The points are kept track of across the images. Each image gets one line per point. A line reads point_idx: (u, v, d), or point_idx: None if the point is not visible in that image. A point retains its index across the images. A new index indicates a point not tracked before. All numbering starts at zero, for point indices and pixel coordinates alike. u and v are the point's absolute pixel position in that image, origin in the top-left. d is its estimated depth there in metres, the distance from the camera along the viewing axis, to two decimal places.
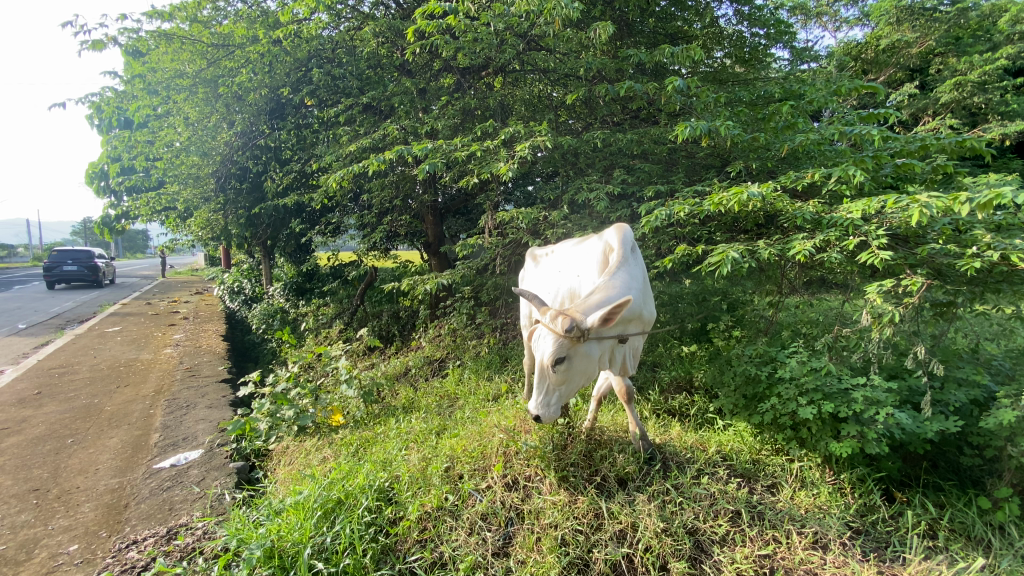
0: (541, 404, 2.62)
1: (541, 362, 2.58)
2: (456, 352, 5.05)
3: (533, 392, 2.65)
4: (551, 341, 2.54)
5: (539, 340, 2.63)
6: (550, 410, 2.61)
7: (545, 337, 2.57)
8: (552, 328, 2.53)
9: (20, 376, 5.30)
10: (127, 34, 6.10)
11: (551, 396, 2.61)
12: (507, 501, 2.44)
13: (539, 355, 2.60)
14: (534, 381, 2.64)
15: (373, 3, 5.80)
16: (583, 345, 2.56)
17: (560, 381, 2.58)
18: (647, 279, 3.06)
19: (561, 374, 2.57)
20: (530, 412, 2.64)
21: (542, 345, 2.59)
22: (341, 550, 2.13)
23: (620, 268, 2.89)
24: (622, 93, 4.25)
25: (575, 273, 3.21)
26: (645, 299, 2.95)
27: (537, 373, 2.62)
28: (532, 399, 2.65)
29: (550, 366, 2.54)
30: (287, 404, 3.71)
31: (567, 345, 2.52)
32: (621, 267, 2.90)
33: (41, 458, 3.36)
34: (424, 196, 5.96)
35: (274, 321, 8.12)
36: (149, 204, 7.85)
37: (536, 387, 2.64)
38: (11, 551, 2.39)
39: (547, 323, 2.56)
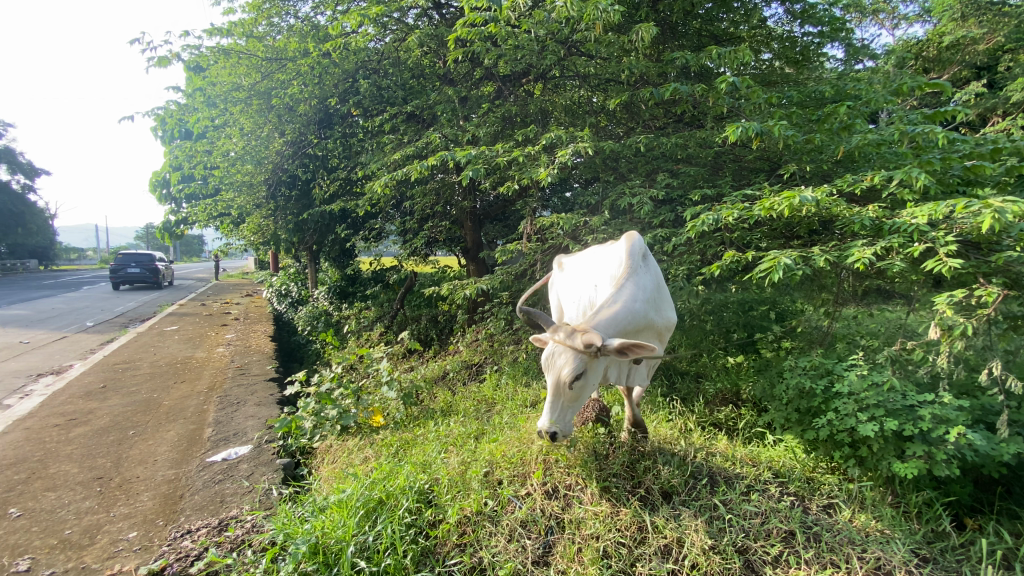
0: (553, 422, 2.53)
1: (557, 379, 2.51)
2: (494, 357, 5.06)
3: (546, 410, 2.55)
4: (573, 358, 2.49)
5: (553, 356, 2.56)
6: (565, 429, 2.53)
7: (565, 355, 2.52)
8: (575, 345, 2.50)
9: (88, 370, 5.66)
10: (189, 49, 6.47)
11: (565, 413, 2.54)
12: (547, 510, 2.39)
13: (554, 371, 2.53)
14: (547, 398, 2.55)
15: (417, 14, 5.89)
16: (598, 365, 2.56)
17: (575, 399, 2.54)
18: (659, 289, 3.07)
19: (576, 392, 2.53)
20: (542, 431, 2.53)
21: (558, 361, 2.53)
22: (382, 549, 2.15)
23: (630, 276, 2.93)
24: (667, 95, 4.16)
25: (592, 281, 3.23)
26: (657, 312, 2.95)
27: (551, 389, 2.54)
28: (545, 416, 2.54)
29: (569, 384, 2.49)
30: (331, 404, 3.81)
31: (587, 362, 2.51)
32: (631, 275, 2.94)
33: (106, 447, 3.57)
34: (464, 203, 6.04)
35: (318, 323, 8.36)
36: (206, 210, 8.30)
37: (550, 404, 2.54)
38: (76, 536, 2.53)
39: (567, 342, 2.52)
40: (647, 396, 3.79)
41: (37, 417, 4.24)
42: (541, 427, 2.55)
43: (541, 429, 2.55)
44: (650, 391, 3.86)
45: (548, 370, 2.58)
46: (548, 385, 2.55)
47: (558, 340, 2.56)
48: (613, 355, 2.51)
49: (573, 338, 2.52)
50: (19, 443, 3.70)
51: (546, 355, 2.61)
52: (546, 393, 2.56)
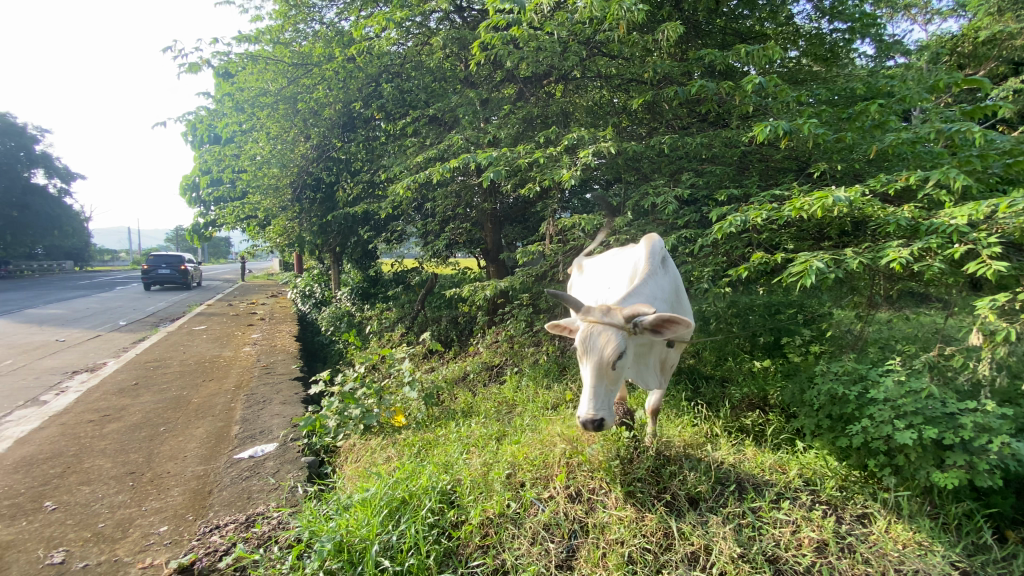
0: (598, 408, 2.46)
1: (600, 361, 2.49)
2: (514, 358, 5.04)
3: (590, 396, 2.48)
4: (615, 337, 2.51)
5: (591, 339, 2.54)
6: (610, 415, 2.47)
7: (605, 335, 2.52)
8: (614, 323, 2.55)
9: (122, 368, 5.84)
10: (218, 56, 6.64)
11: (608, 398, 2.50)
12: (571, 514, 2.36)
13: (596, 354, 2.51)
14: (589, 383, 2.50)
15: (439, 18, 5.93)
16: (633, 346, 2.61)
17: (615, 381, 2.54)
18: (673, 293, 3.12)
19: (616, 374, 2.53)
20: (588, 420, 2.44)
21: (599, 343, 2.52)
22: (405, 549, 2.16)
23: (650, 276, 2.98)
24: (693, 95, 4.11)
25: (608, 280, 3.26)
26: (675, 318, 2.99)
27: (593, 374, 2.50)
28: (588, 404, 2.46)
29: (612, 364, 2.49)
30: (353, 404, 3.82)
31: (626, 341, 2.55)
32: (652, 275, 2.98)
33: (138, 443, 3.67)
34: (485, 205, 6.06)
35: (341, 323, 8.48)
36: (234, 213, 8.50)
37: (593, 389, 2.49)
38: (110, 529, 2.61)
39: (605, 321, 2.55)
40: (671, 400, 3.73)
41: (72, 412, 4.38)
42: (585, 416, 2.46)
43: (585, 418, 2.46)
44: (674, 394, 3.80)
45: (587, 354, 2.54)
46: (589, 369, 2.51)
47: (595, 322, 2.58)
48: (647, 333, 2.60)
49: (610, 317, 2.57)
50: (56, 438, 3.83)
51: (582, 340, 2.58)
52: (587, 377, 2.51)
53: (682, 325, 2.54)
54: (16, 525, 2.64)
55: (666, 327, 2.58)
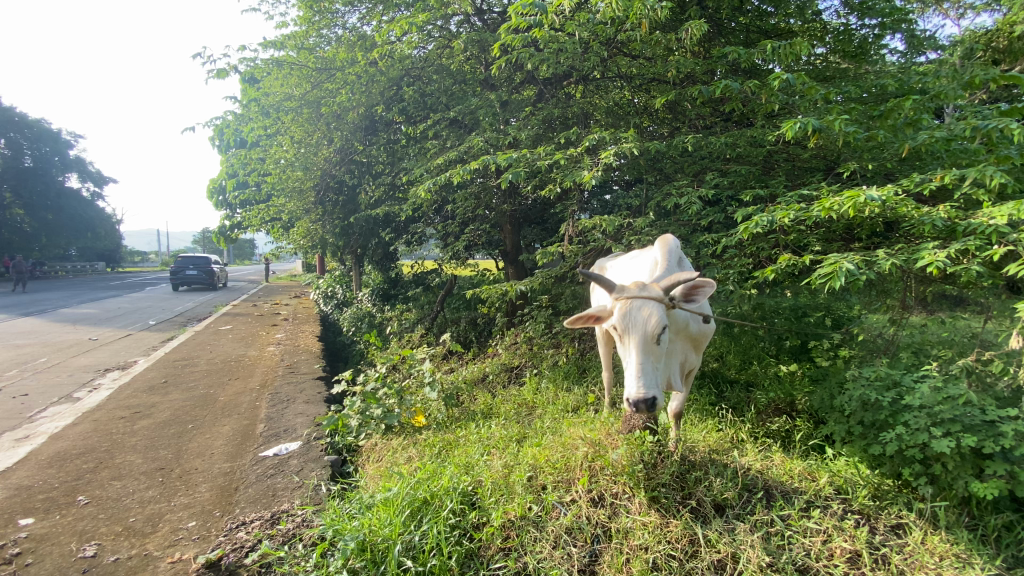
0: (648, 386, 2.43)
1: (645, 335, 2.51)
2: (534, 360, 5.02)
3: (637, 374, 2.46)
4: (655, 309, 2.57)
5: (633, 316, 2.56)
6: (660, 393, 2.45)
7: (646, 310, 2.56)
8: (652, 297, 2.62)
9: (151, 367, 6.00)
10: (246, 62, 6.81)
11: (656, 374, 2.49)
12: (594, 518, 2.33)
13: (640, 329, 2.53)
14: (636, 360, 2.49)
15: (459, 21, 5.96)
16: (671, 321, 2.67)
17: (659, 357, 2.55)
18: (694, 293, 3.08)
19: (659, 350, 2.54)
20: (641, 399, 2.39)
21: (641, 319, 2.55)
22: (428, 549, 2.17)
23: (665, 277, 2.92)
24: (717, 93, 4.04)
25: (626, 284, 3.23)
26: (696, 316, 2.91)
27: (639, 350, 2.50)
28: (638, 382, 2.43)
29: (656, 338, 2.52)
30: (375, 403, 3.86)
31: (666, 316, 2.60)
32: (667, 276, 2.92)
33: (167, 439, 3.77)
34: (504, 206, 6.07)
35: (362, 324, 8.58)
36: (259, 215, 8.68)
37: (641, 367, 2.47)
38: (141, 523, 2.68)
39: (643, 296, 2.61)
40: (694, 403, 3.67)
41: (105, 409, 4.51)
42: (636, 396, 2.42)
43: (637, 397, 2.41)
44: (697, 398, 3.73)
45: (631, 331, 2.55)
46: (634, 346, 2.51)
47: (632, 299, 2.61)
48: (680, 305, 2.70)
49: (647, 292, 2.63)
50: (89, 433, 3.95)
51: (622, 318, 2.59)
52: (633, 355, 2.50)
53: (711, 289, 2.69)
54: (51, 518, 2.73)
55: (696, 295, 2.71)
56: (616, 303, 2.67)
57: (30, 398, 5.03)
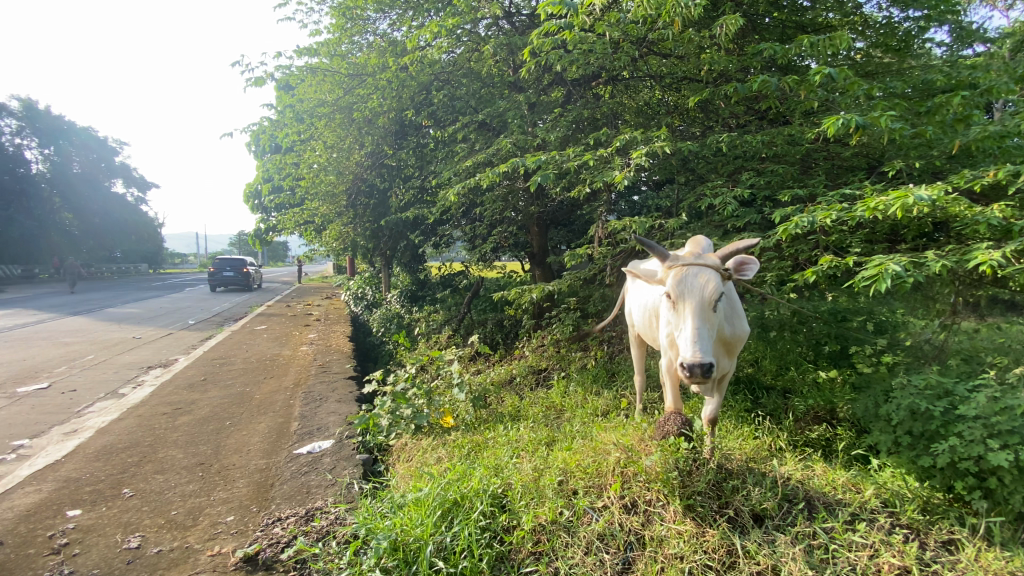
0: (704, 350, 2.49)
1: (702, 300, 2.59)
2: (561, 363, 4.95)
3: (693, 338, 2.51)
4: (712, 278, 2.66)
5: (689, 282, 2.65)
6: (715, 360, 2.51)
7: (702, 277, 2.66)
8: (708, 266, 2.72)
9: (191, 365, 6.22)
10: (281, 69, 7.01)
11: (711, 341, 2.55)
12: (627, 525, 2.28)
13: (697, 295, 2.61)
14: (694, 324, 2.55)
15: (488, 24, 5.97)
16: (724, 292, 2.76)
17: (713, 325, 2.62)
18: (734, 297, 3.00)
19: (714, 319, 2.61)
20: (698, 361, 2.44)
21: (698, 285, 2.64)
22: (459, 551, 2.17)
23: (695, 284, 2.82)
24: (753, 91, 3.93)
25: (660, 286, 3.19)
26: (731, 320, 2.83)
27: (695, 315, 2.57)
28: (696, 345, 2.49)
29: (713, 305, 2.60)
30: (405, 403, 3.91)
31: (721, 286, 2.69)
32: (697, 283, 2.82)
33: (206, 435, 3.90)
34: (532, 208, 6.06)
35: (391, 325, 8.70)
36: (293, 218, 8.92)
37: (698, 332, 2.53)
38: (182, 516, 2.77)
39: (700, 265, 2.71)
40: (729, 409, 3.58)
41: (147, 405, 4.70)
42: (693, 359, 2.47)
43: (694, 360, 2.46)
44: (732, 405, 3.63)
45: (688, 297, 2.63)
46: (692, 311, 2.59)
47: (688, 267, 2.71)
48: (732, 277, 2.80)
49: (703, 261, 2.74)
50: (133, 428, 4.12)
51: (679, 285, 2.68)
52: (690, 320, 2.57)
53: (757, 264, 2.78)
54: (97, 510, 2.84)
55: (744, 269, 2.79)
56: (671, 271, 2.77)
57: (79, 394, 5.27)
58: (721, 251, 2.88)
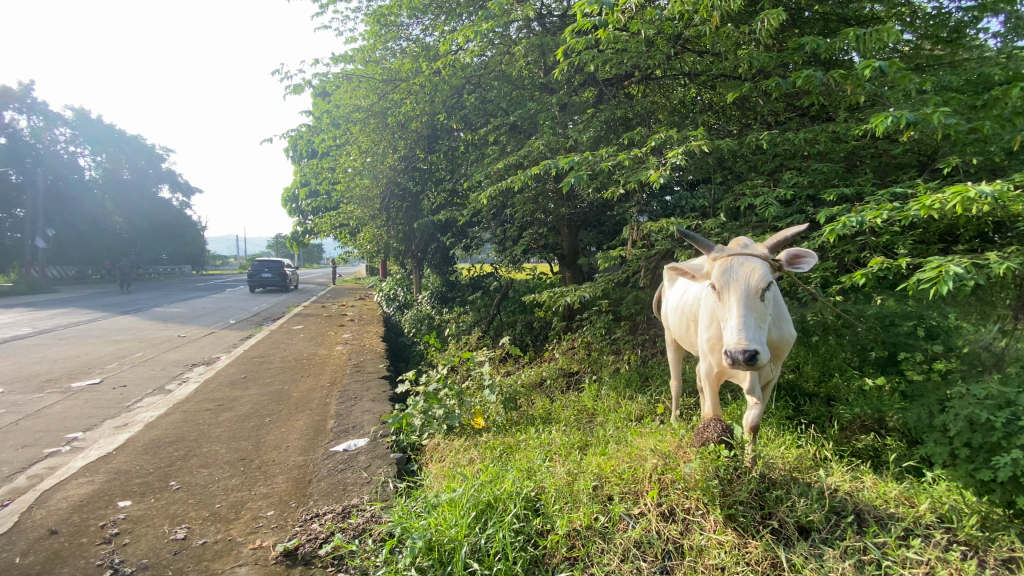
0: (751, 338, 2.41)
1: (748, 289, 2.52)
2: (593, 365, 4.89)
3: (740, 326, 2.45)
4: (759, 267, 2.59)
5: (735, 271, 2.59)
6: (761, 349, 2.43)
7: (749, 266, 2.59)
8: (756, 256, 2.65)
9: (232, 363, 6.45)
10: (318, 76, 7.22)
11: (757, 331, 2.48)
12: (664, 534, 2.23)
13: (743, 283, 2.54)
14: (739, 313, 2.49)
15: (519, 27, 5.97)
16: (772, 282, 2.68)
17: (761, 315, 2.54)
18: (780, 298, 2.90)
19: (762, 309, 2.53)
20: (743, 350, 2.38)
21: (744, 274, 2.57)
22: (493, 553, 2.16)
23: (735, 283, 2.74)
24: (796, 86, 3.80)
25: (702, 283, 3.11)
26: (778, 323, 2.76)
27: (742, 303, 2.50)
28: (741, 333, 2.42)
29: (760, 295, 2.53)
30: (437, 404, 3.95)
31: (769, 275, 2.61)
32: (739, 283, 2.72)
33: (247, 432, 4.03)
34: (563, 209, 6.03)
35: (422, 325, 8.81)
36: (328, 221, 9.15)
37: (744, 320, 2.46)
38: (226, 509, 2.86)
39: (747, 254, 2.64)
40: (770, 416, 3.47)
41: (192, 401, 4.89)
42: (738, 347, 2.40)
43: (738, 348, 2.39)
44: (773, 412, 3.52)
45: (733, 286, 2.56)
46: (737, 299, 2.52)
47: (735, 256, 2.65)
48: (782, 269, 2.71)
49: (750, 251, 2.67)
50: (179, 424, 4.29)
51: (724, 274, 2.62)
52: (735, 308, 2.51)
53: (814, 257, 2.69)
54: (146, 501, 2.97)
55: (798, 261, 2.71)
56: (716, 261, 2.71)
57: (128, 390, 5.52)
58: (769, 242, 2.80)
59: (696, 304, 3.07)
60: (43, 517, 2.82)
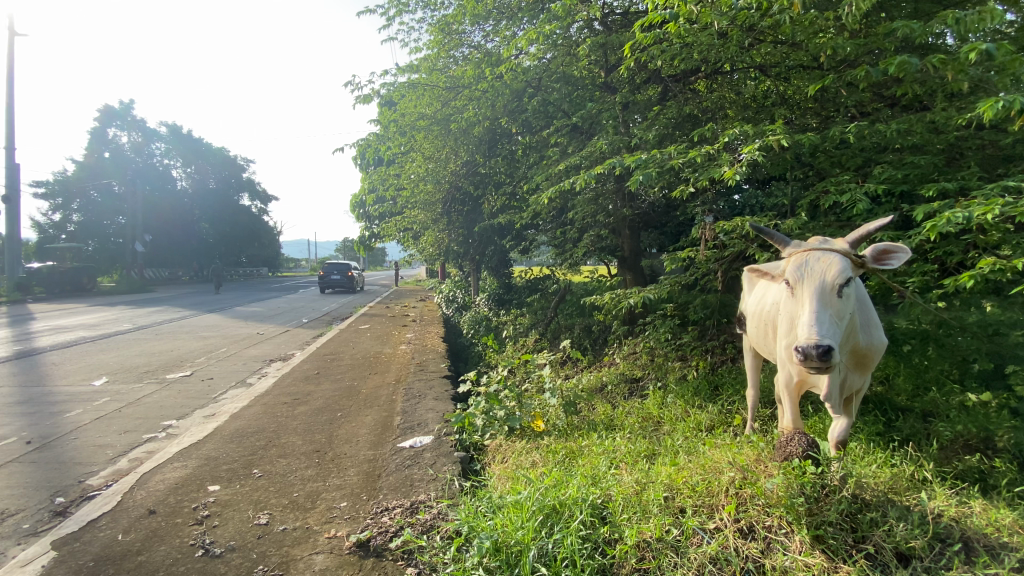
0: (824, 335, 2.24)
1: (824, 284, 2.36)
2: (657, 372, 4.73)
3: (812, 322, 2.28)
4: (839, 262, 2.40)
5: (810, 267, 2.43)
6: (836, 347, 2.25)
7: (827, 261, 2.41)
8: (836, 251, 2.46)
9: (305, 359, 6.84)
10: (386, 86, 7.52)
11: (833, 328, 2.29)
12: (744, 552, 2.11)
13: (818, 279, 2.38)
14: (811, 308, 2.32)
15: (580, 27, 5.89)
16: (854, 280, 2.47)
17: (838, 313, 2.35)
18: (868, 301, 2.67)
19: (839, 306, 2.34)
20: (814, 344, 2.21)
21: (820, 269, 2.41)
22: (561, 559, 2.13)
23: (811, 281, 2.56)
24: (887, 74, 3.51)
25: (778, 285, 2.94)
26: (865, 329, 2.56)
27: (815, 298, 2.34)
28: (812, 328, 2.26)
29: (837, 290, 2.35)
30: (498, 405, 3.98)
31: (850, 272, 2.42)
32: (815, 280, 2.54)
33: (321, 425, 4.25)
34: (625, 210, 5.90)
35: (480, 327, 8.94)
36: (393, 225, 9.50)
37: (817, 316, 2.30)
38: (303, 498, 3.02)
39: (826, 249, 2.47)
40: (857, 431, 3.21)
41: (271, 395, 5.22)
42: (808, 342, 2.24)
43: (809, 343, 2.23)
44: (862, 427, 3.24)
45: (807, 281, 2.41)
46: (810, 293, 2.36)
47: (812, 250, 2.49)
48: (868, 266, 2.50)
49: (830, 246, 2.49)
50: (260, 415, 4.59)
51: (798, 269, 2.46)
52: (807, 303, 2.34)
53: (906, 254, 2.46)
54: (233, 487, 3.20)
55: (887, 258, 2.48)
56: (791, 256, 2.56)
57: (214, 383, 5.97)
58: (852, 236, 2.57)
59: (773, 307, 2.90)
60: (143, 498, 3.10)
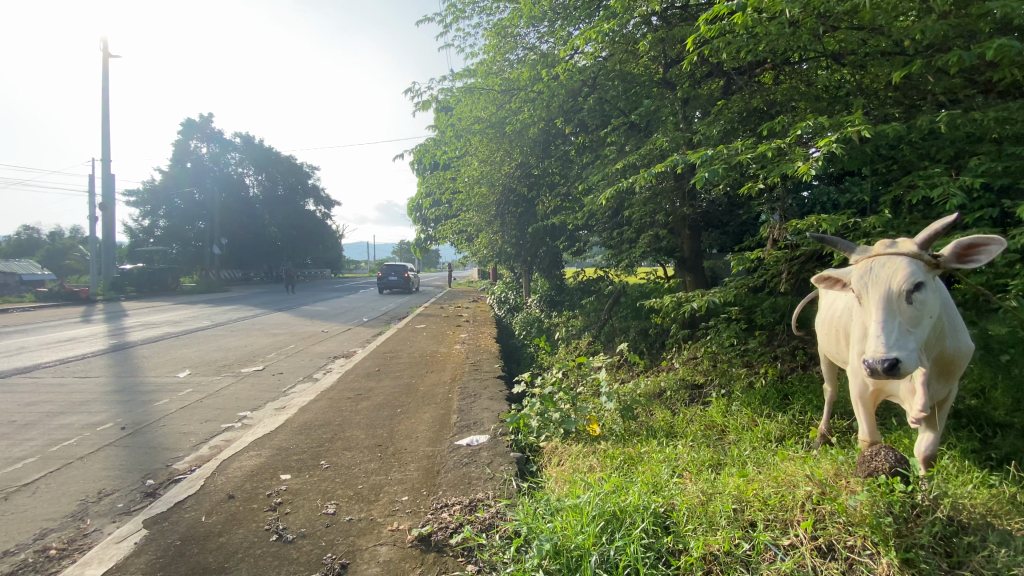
0: (892, 346, 2.08)
1: (890, 291, 2.17)
2: (720, 378, 4.53)
3: (878, 332, 2.13)
4: (907, 266, 2.19)
5: (876, 273, 2.25)
6: (908, 359, 2.08)
7: (894, 266, 2.22)
8: (904, 253, 2.24)
9: (366, 357, 7.12)
10: (444, 91, 7.70)
11: (906, 337, 2.11)
12: (822, 572, 1.99)
13: (884, 285, 2.19)
14: (877, 317, 2.16)
15: (637, 22, 5.58)
16: (930, 282, 2.23)
17: (913, 320, 2.15)
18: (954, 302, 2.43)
19: (913, 313, 2.15)
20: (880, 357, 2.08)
21: (886, 275, 2.21)
22: (623, 566, 2.09)
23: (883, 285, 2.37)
24: (986, 57, 3.19)
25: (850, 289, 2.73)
26: (952, 333, 2.34)
27: (882, 307, 2.17)
28: (879, 339, 2.11)
29: (907, 296, 2.15)
30: (553, 407, 3.97)
31: (922, 274, 2.19)
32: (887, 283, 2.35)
33: (382, 420, 4.40)
34: (684, 209, 5.71)
35: (533, 329, 8.95)
36: (448, 227, 9.72)
37: (885, 326, 2.13)
38: (368, 490, 3.14)
39: (891, 252, 2.26)
40: (947, 447, 2.94)
41: (335, 390, 5.47)
42: (875, 355, 2.10)
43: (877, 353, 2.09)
44: (954, 443, 2.96)
45: (872, 289, 2.23)
46: (875, 301, 2.19)
47: (876, 256, 2.29)
48: (946, 265, 2.24)
49: (896, 248, 2.27)
50: (326, 409, 4.82)
51: (861, 277, 2.29)
52: (873, 312, 2.18)
53: (997, 244, 2.20)
54: (303, 477, 3.38)
55: (975, 253, 2.25)
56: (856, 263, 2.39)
57: (283, 378, 6.33)
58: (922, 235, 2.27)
59: (845, 313, 2.71)
60: (223, 483, 3.34)
